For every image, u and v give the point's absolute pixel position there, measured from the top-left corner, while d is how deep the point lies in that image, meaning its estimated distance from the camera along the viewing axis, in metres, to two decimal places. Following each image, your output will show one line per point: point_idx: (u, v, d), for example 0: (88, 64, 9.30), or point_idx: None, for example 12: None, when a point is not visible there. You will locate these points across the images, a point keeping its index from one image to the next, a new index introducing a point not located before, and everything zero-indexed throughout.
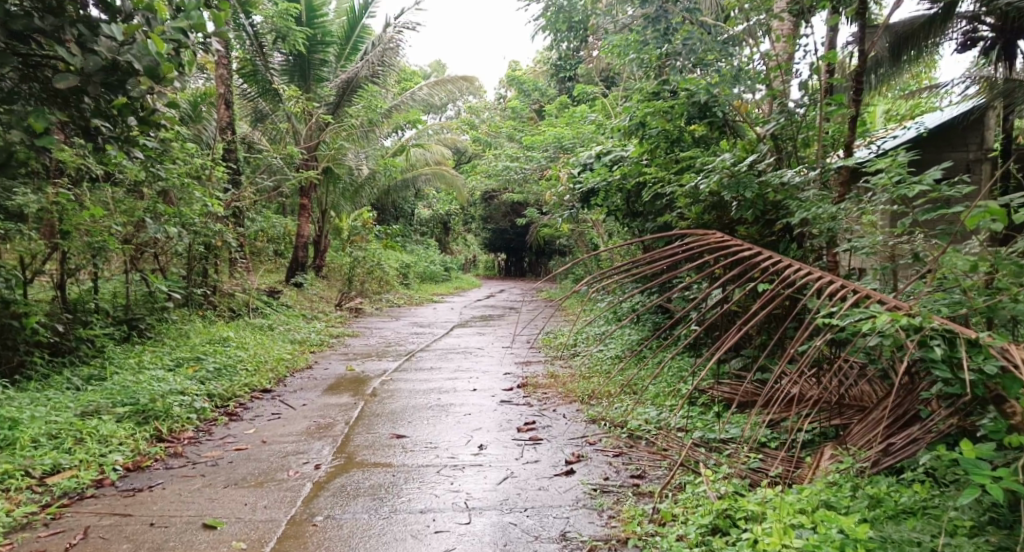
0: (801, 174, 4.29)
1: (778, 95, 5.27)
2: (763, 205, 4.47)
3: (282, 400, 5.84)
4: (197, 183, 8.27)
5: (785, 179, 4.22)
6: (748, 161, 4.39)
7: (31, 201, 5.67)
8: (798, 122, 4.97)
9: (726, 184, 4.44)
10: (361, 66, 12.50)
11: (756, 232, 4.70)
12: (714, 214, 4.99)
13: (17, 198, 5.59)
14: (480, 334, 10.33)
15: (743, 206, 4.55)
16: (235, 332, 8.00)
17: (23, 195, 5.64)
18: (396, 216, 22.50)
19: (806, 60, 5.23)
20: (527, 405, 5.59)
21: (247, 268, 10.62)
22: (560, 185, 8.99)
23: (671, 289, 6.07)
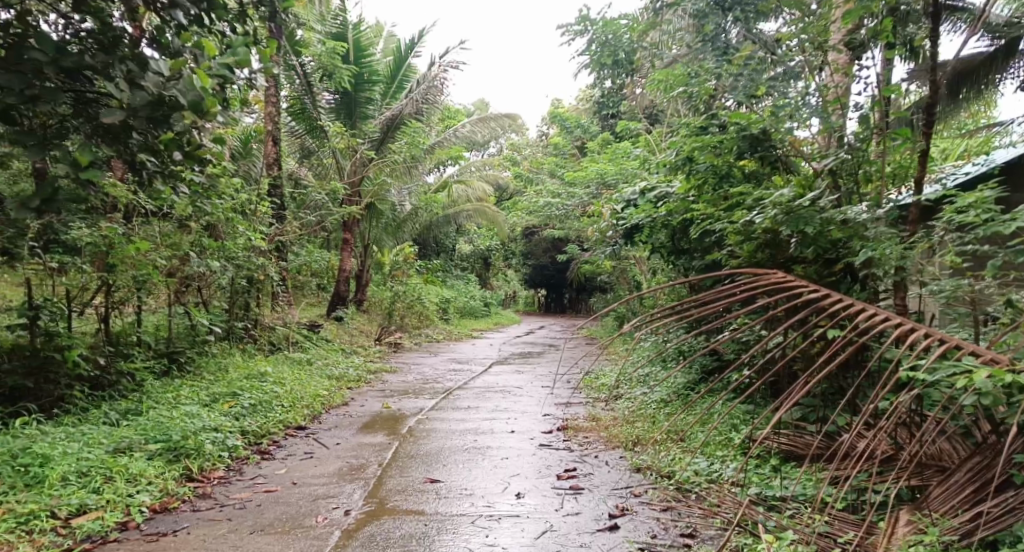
0: (868, 213, 4.04)
1: (835, 130, 5.05)
2: (823, 244, 4.23)
3: (315, 438, 5.70)
4: (242, 217, 8.35)
5: (851, 218, 3.99)
6: (808, 197, 4.15)
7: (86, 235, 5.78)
8: (858, 158, 4.74)
9: (781, 221, 4.21)
10: (405, 104, 12.63)
11: (814, 273, 4.46)
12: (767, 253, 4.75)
13: (72, 232, 5.71)
14: (519, 372, 10.10)
15: (803, 244, 4.31)
16: (273, 367, 7.94)
17: (78, 229, 5.76)
18: (437, 251, 22.55)
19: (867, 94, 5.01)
20: (567, 450, 5.36)
21: (289, 302, 10.64)
22: (603, 222, 8.82)
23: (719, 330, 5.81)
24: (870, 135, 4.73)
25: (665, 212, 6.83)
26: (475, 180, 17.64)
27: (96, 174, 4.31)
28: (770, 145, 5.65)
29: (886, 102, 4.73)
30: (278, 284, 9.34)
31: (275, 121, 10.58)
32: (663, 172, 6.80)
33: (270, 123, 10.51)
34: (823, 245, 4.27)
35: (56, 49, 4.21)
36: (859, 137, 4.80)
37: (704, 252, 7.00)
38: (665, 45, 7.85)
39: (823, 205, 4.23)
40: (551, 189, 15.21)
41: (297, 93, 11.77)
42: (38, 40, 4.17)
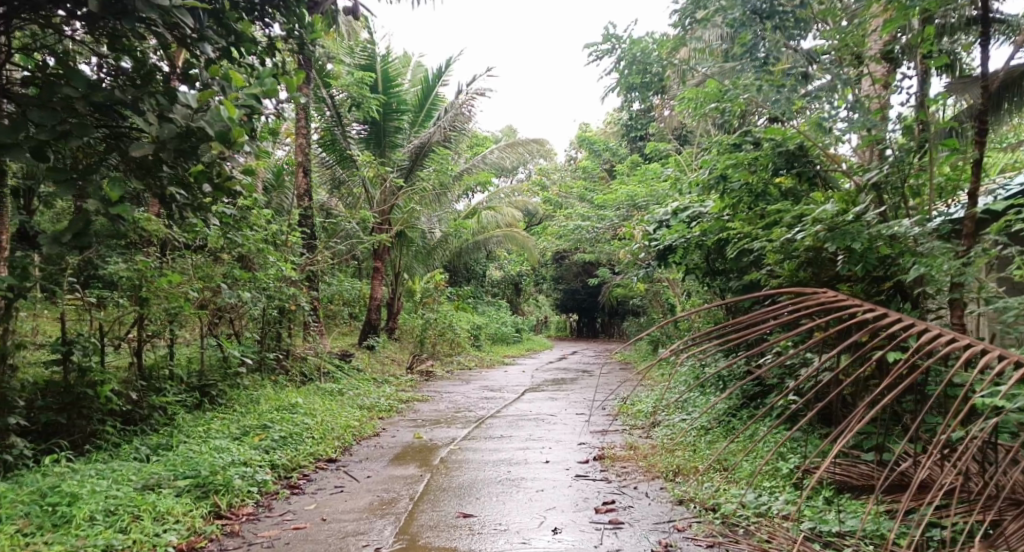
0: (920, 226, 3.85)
1: (878, 142, 4.87)
2: (872, 260, 4.04)
3: (346, 471, 5.59)
4: (273, 248, 8.38)
5: (903, 230, 3.79)
6: (852, 211, 3.98)
7: (122, 269, 5.87)
8: (903, 170, 4.56)
9: (825, 237, 4.04)
10: (433, 132, 12.67)
11: (860, 292, 4.27)
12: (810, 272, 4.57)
13: (109, 267, 5.83)
14: (552, 399, 9.91)
15: (850, 262, 4.12)
16: (305, 398, 7.86)
17: (115, 263, 5.88)
18: (468, 277, 22.52)
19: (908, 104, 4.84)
20: (605, 481, 5.17)
21: (320, 332, 10.62)
22: (635, 244, 8.66)
23: (760, 354, 5.60)
24: (913, 147, 4.56)
25: (699, 232, 6.67)
26: (504, 206, 17.61)
27: (126, 209, 4.29)
28: (806, 161, 5.50)
29: (928, 112, 4.56)
30: (309, 313, 9.33)
31: (305, 152, 10.66)
32: (696, 192, 6.66)
33: (301, 154, 10.59)
34: (870, 262, 4.09)
35: (88, 85, 4.21)
36: (901, 150, 4.63)
37: (741, 272, 6.81)
38: (694, 63, 7.73)
39: (869, 221, 4.05)
40: (581, 212, 15.11)
41: (327, 124, 11.88)
42: (70, 77, 4.18)
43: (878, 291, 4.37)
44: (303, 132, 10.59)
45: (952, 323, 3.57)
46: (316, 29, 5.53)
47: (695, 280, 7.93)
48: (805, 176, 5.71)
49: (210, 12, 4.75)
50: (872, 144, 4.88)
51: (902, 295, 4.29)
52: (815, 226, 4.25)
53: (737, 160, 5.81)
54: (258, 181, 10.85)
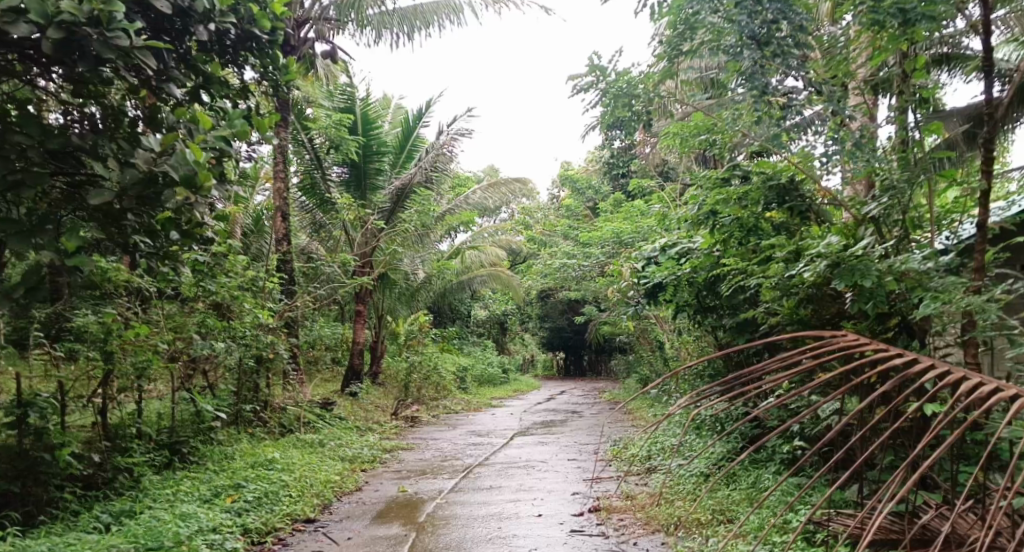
0: (928, 259, 3.66)
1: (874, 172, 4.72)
2: (882, 296, 3.83)
3: (325, 533, 5.24)
4: (250, 295, 8.09)
5: (912, 264, 3.60)
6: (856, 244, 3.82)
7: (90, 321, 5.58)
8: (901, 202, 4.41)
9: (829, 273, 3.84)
10: (414, 173, 12.49)
11: (866, 330, 4.07)
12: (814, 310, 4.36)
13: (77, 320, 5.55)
14: (543, 443, 9.56)
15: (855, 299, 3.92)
16: (282, 452, 7.49)
17: (84, 315, 5.61)
18: (453, 318, 22.25)
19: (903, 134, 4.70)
20: (601, 537, 4.87)
21: (300, 380, 10.26)
22: (624, 282, 8.44)
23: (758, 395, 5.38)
24: (910, 173, 4.40)
25: (690, 268, 6.48)
26: (488, 245, 17.39)
27: (85, 261, 4.01)
28: (798, 195, 5.36)
29: (925, 141, 4.42)
30: (289, 361, 9.00)
31: (284, 196, 10.42)
32: (685, 228, 6.48)
33: (279, 198, 10.34)
34: (875, 298, 3.91)
35: (42, 130, 3.96)
36: (898, 177, 4.48)
37: (735, 310, 6.60)
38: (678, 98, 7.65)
39: (872, 256, 3.87)
40: (567, 250, 14.92)
41: (306, 167, 11.69)
42: (22, 122, 3.92)
43: (883, 328, 4.18)
44: (281, 176, 10.37)
45: (965, 360, 3.37)
46: (291, 71, 5.34)
47: (687, 317, 7.71)
48: (795, 210, 5.57)
49: (175, 54, 4.54)
50: (867, 175, 4.73)
51: (909, 332, 4.09)
52: (816, 260, 4.06)
53: (727, 194, 5.65)
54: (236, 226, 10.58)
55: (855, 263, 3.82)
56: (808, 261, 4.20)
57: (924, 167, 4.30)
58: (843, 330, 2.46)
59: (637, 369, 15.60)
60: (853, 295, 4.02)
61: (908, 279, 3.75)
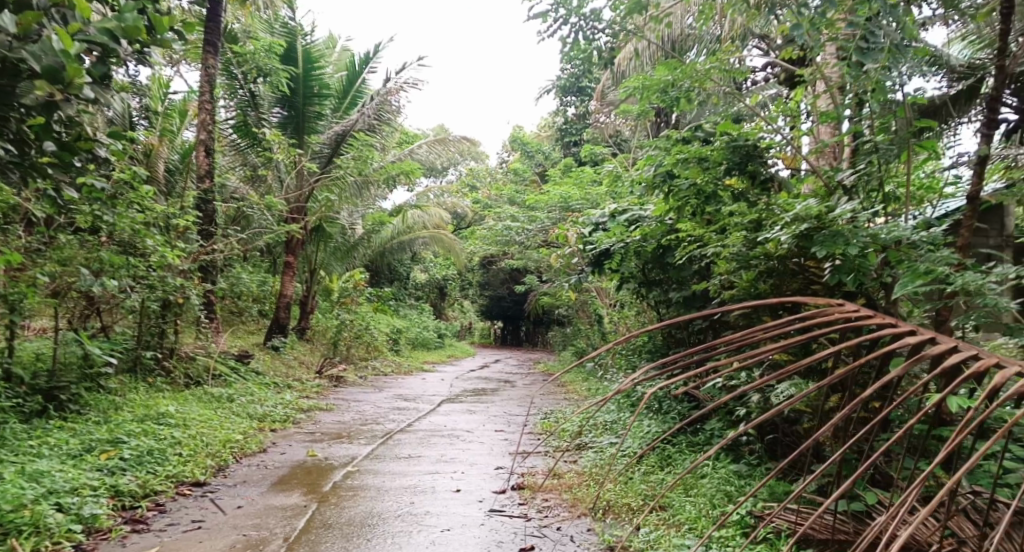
0: (919, 232, 3.26)
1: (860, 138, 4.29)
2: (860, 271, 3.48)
3: (213, 499, 4.65)
4: (155, 231, 7.26)
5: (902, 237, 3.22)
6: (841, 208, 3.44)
7: None
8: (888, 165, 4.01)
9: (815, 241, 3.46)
10: (356, 119, 11.51)
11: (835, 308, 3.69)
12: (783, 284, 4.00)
13: None
14: (470, 412, 9.05)
15: (838, 271, 3.57)
16: (180, 406, 6.79)
17: None
18: (389, 278, 21.52)
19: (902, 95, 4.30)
20: (523, 518, 4.42)
21: (213, 330, 9.47)
22: (569, 249, 7.94)
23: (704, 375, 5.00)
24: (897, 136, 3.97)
25: (641, 236, 6.01)
26: (431, 205, 16.66)
27: None
28: (761, 161, 4.98)
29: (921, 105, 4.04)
30: (200, 309, 8.26)
31: (209, 130, 9.48)
32: (639, 192, 6.00)
33: (203, 130, 9.41)
34: (857, 267, 3.50)
35: None
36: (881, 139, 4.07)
37: (684, 284, 6.19)
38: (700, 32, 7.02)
39: (853, 228, 3.47)
40: (511, 212, 14.34)
41: (239, 103, 10.90)
42: None
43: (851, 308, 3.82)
44: (207, 107, 9.47)
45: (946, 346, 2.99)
46: None
47: (632, 290, 7.27)
48: (757, 178, 5.13)
49: None
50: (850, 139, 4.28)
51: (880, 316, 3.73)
52: (789, 229, 3.64)
53: (687, 153, 5.16)
54: (153, 158, 9.65)
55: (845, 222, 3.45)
56: (786, 223, 3.80)
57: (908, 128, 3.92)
58: (837, 300, 2.05)
59: (575, 341, 15.24)
60: (833, 264, 3.62)
61: (895, 250, 3.37)
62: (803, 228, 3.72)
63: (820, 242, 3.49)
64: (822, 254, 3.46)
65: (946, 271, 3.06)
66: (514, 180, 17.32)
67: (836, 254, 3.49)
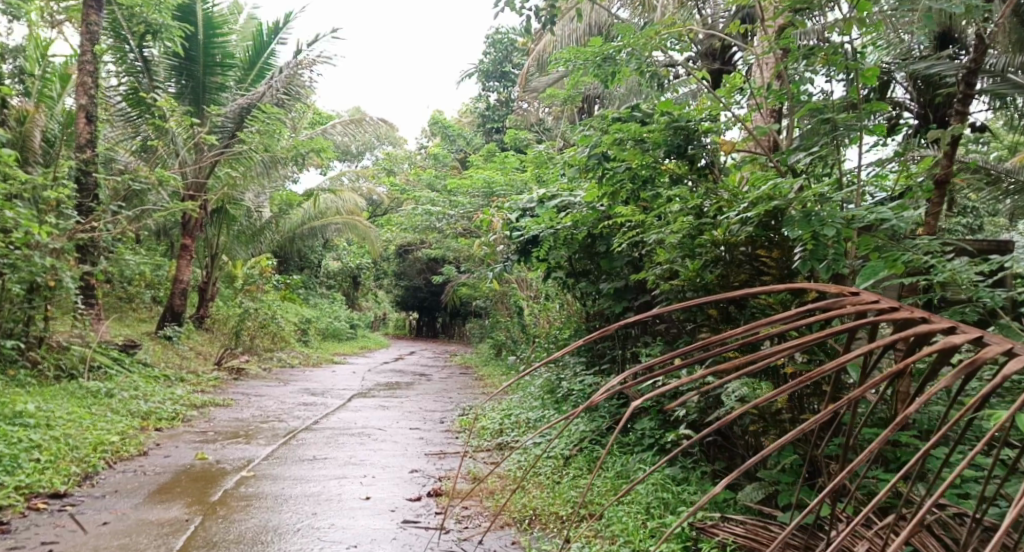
0: (898, 216, 2.97)
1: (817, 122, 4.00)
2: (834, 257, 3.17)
3: (73, 515, 4.00)
4: (16, 203, 6.39)
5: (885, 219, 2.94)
6: (818, 186, 3.13)
7: None
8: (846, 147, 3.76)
9: (792, 221, 3.13)
10: (264, 92, 10.65)
11: (801, 295, 3.36)
12: (743, 273, 3.70)
13: None
14: (383, 408, 8.47)
15: (808, 255, 3.24)
16: (45, 403, 5.98)
17: None
18: (299, 265, 20.51)
19: (838, 86, 4.27)
20: (439, 530, 3.95)
21: (93, 318, 8.54)
22: (493, 236, 7.45)
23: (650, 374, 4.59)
24: (860, 114, 3.69)
25: (571, 223, 5.59)
26: (345, 190, 15.84)
27: None
28: (700, 144, 4.68)
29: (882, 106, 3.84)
30: (76, 294, 7.42)
31: (91, 94, 8.49)
32: (569, 175, 5.58)
33: (83, 95, 8.40)
34: (832, 253, 3.18)
35: None
36: (842, 118, 3.79)
37: (615, 275, 5.83)
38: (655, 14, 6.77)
39: (821, 209, 3.15)
40: (429, 197, 13.74)
41: (129, 70, 9.90)
42: None
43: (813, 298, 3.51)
44: (88, 69, 8.45)
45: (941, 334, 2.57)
46: None
47: (558, 282, 6.86)
48: (698, 164, 4.74)
49: None
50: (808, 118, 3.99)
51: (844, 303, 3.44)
52: (756, 210, 3.32)
53: (627, 132, 4.73)
54: (29, 125, 8.72)
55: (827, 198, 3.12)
56: (751, 204, 3.47)
57: (872, 105, 3.66)
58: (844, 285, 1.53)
59: (492, 332, 14.82)
60: (801, 248, 3.29)
61: (871, 235, 3.08)
62: (770, 209, 3.41)
63: (790, 223, 3.14)
64: (797, 236, 3.12)
65: (930, 259, 2.78)
66: (433, 165, 16.68)
67: (810, 236, 3.16)
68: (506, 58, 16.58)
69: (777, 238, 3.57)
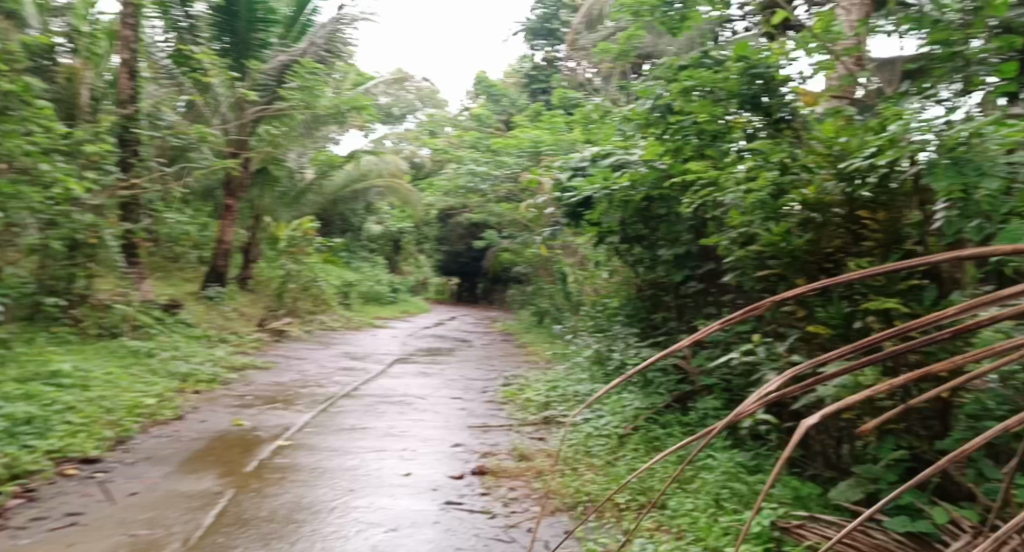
0: None
1: (919, 67, 3.50)
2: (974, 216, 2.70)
3: (102, 483, 3.81)
4: (54, 158, 6.20)
5: None
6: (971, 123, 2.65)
7: None
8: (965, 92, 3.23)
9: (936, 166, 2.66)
10: (306, 49, 10.43)
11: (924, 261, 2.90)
12: (841, 239, 3.25)
13: None
14: (424, 375, 8.25)
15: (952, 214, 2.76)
16: (82, 362, 5.85)
17: None
18: (340, 227, 20.38)
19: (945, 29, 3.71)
20: (485, 512, 3.65)
21: (134, 277, 8.43)
22: (541, 199, 7.06)
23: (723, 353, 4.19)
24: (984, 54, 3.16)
25: (628, 184, 5.16)
26: (387, 152, 15.56)
27: None
28: (777, 96, 4.19)
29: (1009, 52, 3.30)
30: (117, 252, 7.28)
31: (132, 49, 8.25)
32: (627, 131, 5.13)
33: (125, 49, 8.17)
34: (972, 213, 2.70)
35: None
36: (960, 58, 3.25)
37: (674, 241, 5.39)
38: None
39: (957, 161, 2.67)
40: (472, 158, 13.35)
41: (172, 24, 9.65)
42: None
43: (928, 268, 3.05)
44: (130, 22, 8.20)
45: None
46: None
47: (609, 248, 6.45)
48: (774, 117, 4.25)
49: None
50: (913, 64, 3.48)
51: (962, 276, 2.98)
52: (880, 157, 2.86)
53: (698, 79, 4.29)
54: (76, 83, 8.47)
55: (966, 153, 2.64)
56: (869, 157, 3.02)
57: (1002, 44, 3.13)
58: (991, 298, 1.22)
59: (534, 299, 14.49)
60: (942, 205, 2.85)
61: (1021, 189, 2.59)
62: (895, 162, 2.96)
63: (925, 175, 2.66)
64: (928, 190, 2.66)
65: None
66: (476, 127, 16.22)
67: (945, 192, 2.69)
68: (554, 15, 15.97)
69: (883, 199, 3.12)
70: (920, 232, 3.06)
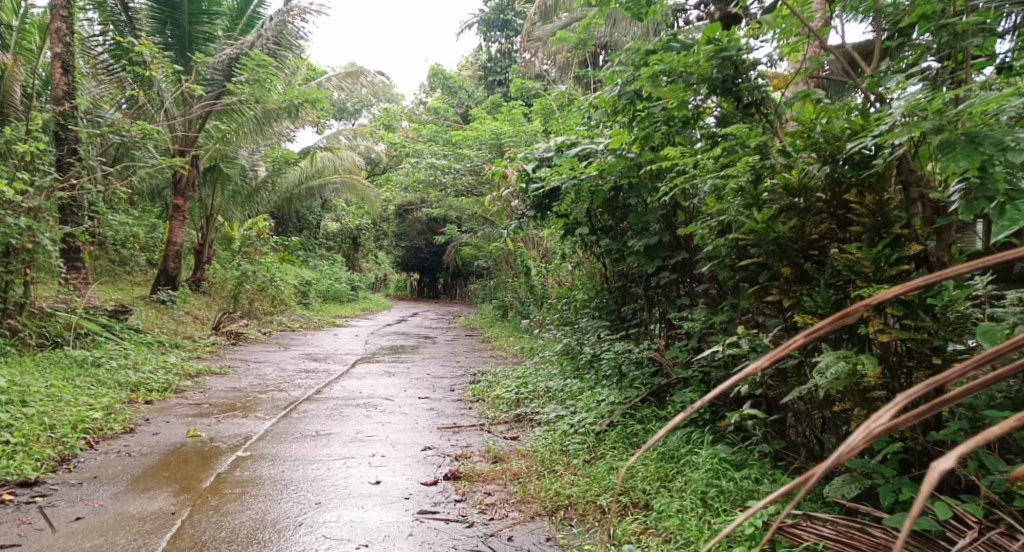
0: None
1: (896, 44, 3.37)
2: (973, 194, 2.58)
3: (42, 509, 3.51)
4: None
5: None
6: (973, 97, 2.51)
7: None
8: (946, 68, 3.11)
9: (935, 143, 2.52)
10: (253, 41, 9.94)
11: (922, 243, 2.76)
12: (828, 222, 3.11)
13: None
14: (388, 375, 8.00)
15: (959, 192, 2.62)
16: (19, 375, 5.46)
17: None
18: (296, 225, 19.85)
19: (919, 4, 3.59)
20: (461, 521, 3.46)
21: (77, 283, 7.98)
22: (505, 191, 6.85)
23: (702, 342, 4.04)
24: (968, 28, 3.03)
25: (596, 173, 4.99)
26: (342, 147, 15.16)
27: None
28: (749, 78, 4.04)
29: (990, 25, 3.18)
30: (57, 257, 6.88)
31: (66, 42, 7.76)
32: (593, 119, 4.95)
33: (57, 43, 7.66)
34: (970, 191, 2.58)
35: None
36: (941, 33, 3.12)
37: (645, 231, 5.24)
38: None
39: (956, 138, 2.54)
40: (430, 151, 13.06)
41: (110, 17, 9.17)
42: None
43: (919, 252, 2.93)
44: (63, 14, 7.74)
45: None
46: None
47: (576, 239, 6.27)
48: (745, 101, 4.09)
49: None
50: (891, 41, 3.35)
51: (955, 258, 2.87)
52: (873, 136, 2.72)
53: (669, 63, 4.06)
54: (8, 80, 7.95)
55: (964, 129, 2.51)
56: (874, 138, 2.83)
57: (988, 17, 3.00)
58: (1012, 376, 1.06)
59: (497, 293, 14.28)
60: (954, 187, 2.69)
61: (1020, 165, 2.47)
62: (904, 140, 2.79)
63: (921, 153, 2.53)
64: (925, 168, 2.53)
65: None
66: (434, 120, 15.91)
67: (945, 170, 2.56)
68: (509, 5, 15.73)
69: (869, 180, 2.99)
70: (908, 214, 2.96)
